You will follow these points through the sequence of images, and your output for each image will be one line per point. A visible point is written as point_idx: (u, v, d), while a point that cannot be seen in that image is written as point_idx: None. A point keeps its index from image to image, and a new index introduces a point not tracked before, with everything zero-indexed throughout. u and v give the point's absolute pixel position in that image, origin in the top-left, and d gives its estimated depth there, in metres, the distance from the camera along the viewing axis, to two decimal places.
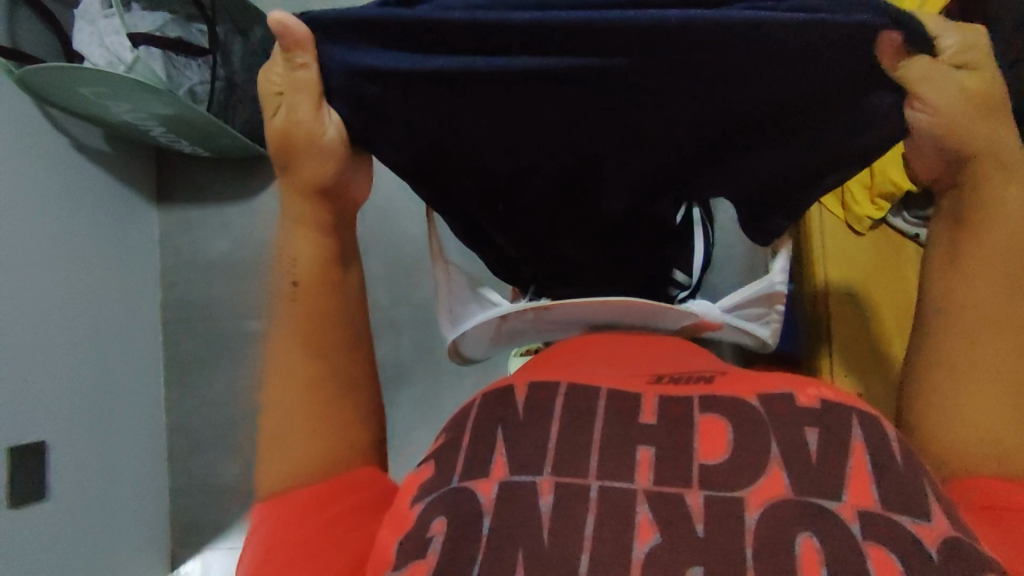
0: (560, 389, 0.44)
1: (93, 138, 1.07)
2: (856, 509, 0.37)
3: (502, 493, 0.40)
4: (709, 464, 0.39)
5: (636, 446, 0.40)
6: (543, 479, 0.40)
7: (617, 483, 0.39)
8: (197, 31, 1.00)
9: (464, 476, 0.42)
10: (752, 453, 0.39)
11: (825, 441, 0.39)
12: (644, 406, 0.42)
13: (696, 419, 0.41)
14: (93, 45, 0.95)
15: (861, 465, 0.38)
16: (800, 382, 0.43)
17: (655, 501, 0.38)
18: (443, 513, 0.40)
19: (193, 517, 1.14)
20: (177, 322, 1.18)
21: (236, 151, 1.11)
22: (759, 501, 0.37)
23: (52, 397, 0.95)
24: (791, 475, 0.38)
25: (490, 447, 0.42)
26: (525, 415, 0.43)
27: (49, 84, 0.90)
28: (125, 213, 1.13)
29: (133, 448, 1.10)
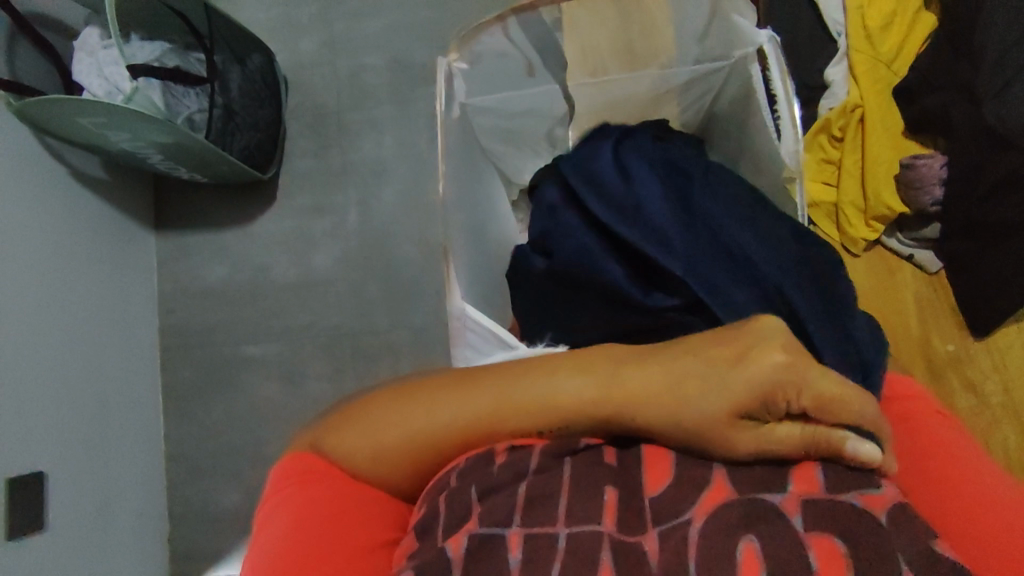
0: (528, 443, 0.44)
1: (93, 167, 1.08)
2: (800, 500, 0.37)
3: (473, 546, 0.38)
4: (655, 497, 0.39)
5: (603, 488, 0.39)
6: (512, 531, 0.38)
7: (585, 525, 0.37)
8: (195, 60, 1.02)
9: (445, 535, 0.40)
10: (696, 472, 0.40)
11: (763, 449, 0.41)
12: (605, 452, 0.43)
13: (643, 453, 0.42)
14: (93, 76, 0.97)
15: (807, 470, 0.40)
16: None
17: (616, 549, 0.36)
18: (418, 568, 0.39)
19: (192, 545, 1.13)
20: (175, 347, 1.17)
21: (233, 177, 1.12)
22: (703, 511, 0.37)
23: (50, 426, 0.94)
24: (734, 483, 0.39)
25: (467, 518, 0.40)
26: (502, 471, 0.42)
27: (46, 116, 0.91)
28: (124, 239, 1.13)
29: (132, 476, 1.09)
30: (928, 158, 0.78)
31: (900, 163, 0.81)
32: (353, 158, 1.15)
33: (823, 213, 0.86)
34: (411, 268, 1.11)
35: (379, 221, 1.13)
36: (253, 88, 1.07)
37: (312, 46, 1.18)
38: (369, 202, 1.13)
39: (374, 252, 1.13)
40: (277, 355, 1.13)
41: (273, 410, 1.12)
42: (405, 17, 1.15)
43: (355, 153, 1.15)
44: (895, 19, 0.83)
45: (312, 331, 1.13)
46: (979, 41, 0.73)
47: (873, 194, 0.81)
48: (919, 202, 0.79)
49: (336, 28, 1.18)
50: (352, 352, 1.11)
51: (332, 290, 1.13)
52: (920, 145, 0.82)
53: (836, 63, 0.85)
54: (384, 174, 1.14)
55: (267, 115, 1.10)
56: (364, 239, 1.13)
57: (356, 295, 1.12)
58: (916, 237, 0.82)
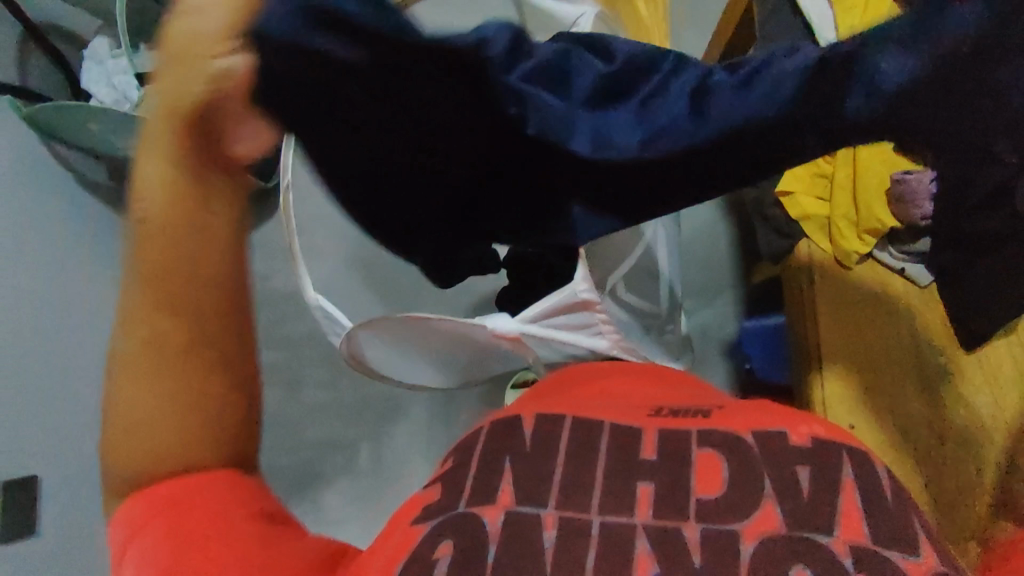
0: (566, 423, 0.47)
1: (97, 173, 1.09)
2: (847, 543, 0.38)
3: (508, 523, 0.41)
4: (705, 499, 0.41)
5: (637, 483, 0.42)
6: (547, 512, 0.41)
7: (617, 517, 0.41)
8: None
9: (471, 502, 0.43)
10: (746, 490, 0.41)
11: (816, 478, 0.41)
12: (644, 443, 0.45)
13: (693, 456, 0.43)
14: (102, 85, 0.99)
15: (851, 503, 0.40)
16: (791, 420, 0.45)
17: (654, 535, 0.40)
18: (450, 535, 0.41)
19: None
20: None
21: None
22: (753, 534, 0.39)
23: (46, 428, 0.94)
24: (785, 512, 0.40)
25: (498, 475, 0.44)
26: (533, 447, 0.45)
27: (55, 121, 0.93)
28: None
29: None
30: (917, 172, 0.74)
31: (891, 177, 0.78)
32: None
33: (816, 227, 0.83)
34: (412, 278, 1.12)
35: None
36: None
37: None
38: None
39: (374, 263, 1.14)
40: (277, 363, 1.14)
41: None
42: None
43: None
44: None
45: (314, 341, 1.13)
46: None
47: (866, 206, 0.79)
48: (912, 215, 0.75)
49: None
50: None
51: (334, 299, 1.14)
52: None
53: None
54: None
55: None
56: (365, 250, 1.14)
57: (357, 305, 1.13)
58: (907, 250, 0.79)
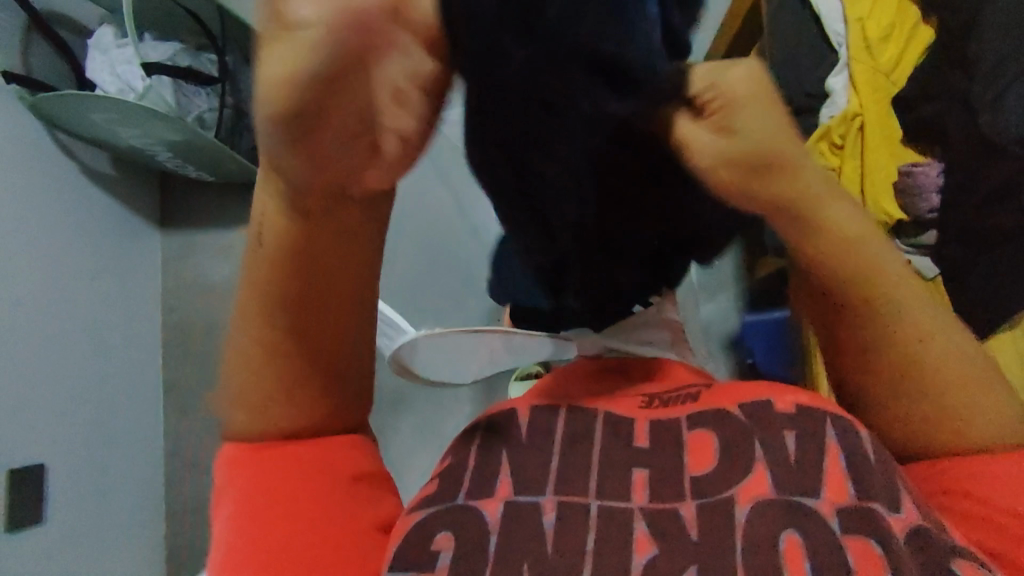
0: (560, 413, 0.46)
1: (101, 162, 1.09)
2: (835, 506, 0.39)
3: (509, 513, 0.41)
4: (697, 476, 0.42)
5: (632, 468, 0.43)
6: (546, 497, 0.42)
7: (617, 501, 0.41)
8: (207, 60, 1.03)
9: (470, 494, 0.43)
10: (736, 460, 0.42)
11: (803, 442, 0.41)
12: (636, 431, 0.45)
13: (685, 438, 0.43)
14: (106, 74, 0.99)
15: (838, 467, 0.40)
16: (778, 389, 0.45)
17: (651, 516, 0.40)
18: (446, 527, 0.41)
19: (191, 541, 1.13)
20: (178, 344, 1.18)
21: (241, 176, 1.13)
22: (747, 497, 0.40)
23: (51, 418, 0.94)
24: (775, 476, 0.40)
25: (495, 470, 0.44)
26: (530, 437, 0.45)
27: (58, 110, 0.93)
28: (130, 235, 1.14)
29: (128, 469, 1.09)
30: (925, 166, 0.81)
31: (899, 171, 0.83)
32: None
33: None
34: None
35: None
36: None
37: None
38: None
39: None
40: None
41: None
42: None
43: None
44: (893, 31, 0.86)
45: None
46: (975, 53, 0.74)
47: (873, 200, 0.84)
48: (918, 209, 0.81)
49: None
50: None
51: None
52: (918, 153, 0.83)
53: (837, 74, 0.88)
54: None
55: None
56: None
57: None
58: (913, 243, 0.83)
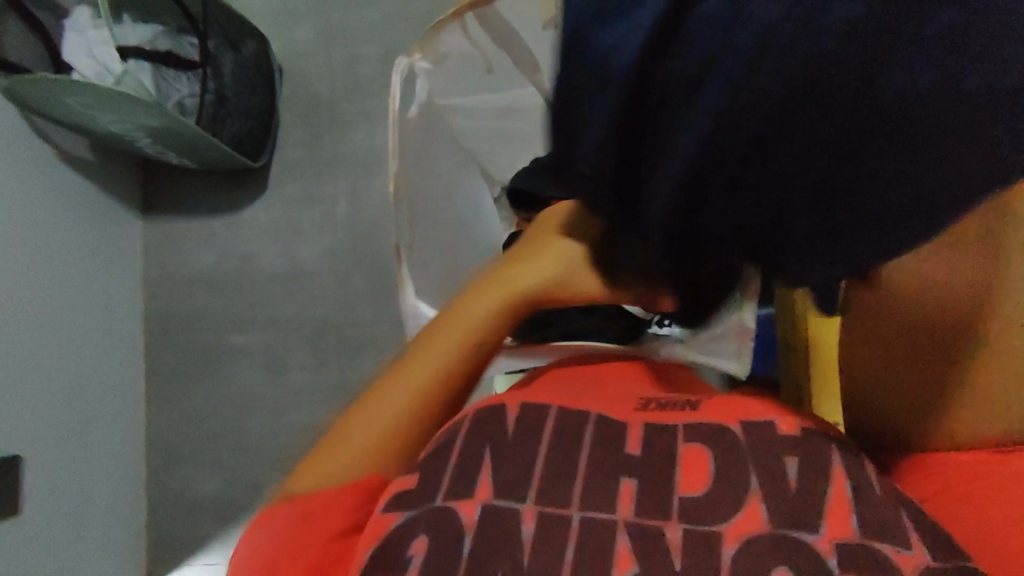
0: (550, 411, 0.45)
1: (80, 147, 1.06)
2: (834, 541, 0.38)
3: (487, 515, 0.40)
4: (688, 497, 0.40)
5: (620, 478, 0.41)
6: (527, 507, 0.40)
7: (598, 513, 0.40)
8: (189, 44, 1.00)
9: (449, 495, 0.41)
10: (731, 485, 0.40)
11: (805, 470, 0.40)
12: (630, 436, 0.44)
13: (678, 451, 0.42)
14: (82, 55, 0.96)
15: (842, 493, 0.39)
16: (782, 409, 0.44)
17: (635, 533, 0.39)
18: (425, 531, 0.40)
19: (170, 533, 1.12)
20: (160, 334, 1.16)
21: (225, 163, 1.11)
22: (735, 536, 0.38)
23: (27, 407, 0.93)
24: (769, 508, 0.39)
25: (477, 467, 0.42)
26: (516, 435, 0.44)
27: (32, 95, 0.90)
28: (110, 222, 1.12)
29: (106, 461, 1.07)
30: None
31: None
32: (346, 149, 1.14)
33: None
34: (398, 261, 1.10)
35: (367, 214, 1.12)
36: (246, 74, 1.06)
37: (307, 35, 1.16)
38: (360, 193, 1.12)
39: (361, 245, 1.12)
40: (262, 346, 1.12)
41: (257, 399, 1.11)
42: (404, 9, 1.14)
43: (348, 144, 1.14)
44: None
45: (298, 323, 1.12)
46: None
47: None
48: None
49: (333, 17, 1.16)
50: (336, 342, 1.10)
51: (321, 281, 1.12)
52: None
53: None
54: (376, 167, 1.12)
55: (258, 103, 1.09)
56: (352, 231, 1.12)
57: (343, 288, 1.11)
58: None
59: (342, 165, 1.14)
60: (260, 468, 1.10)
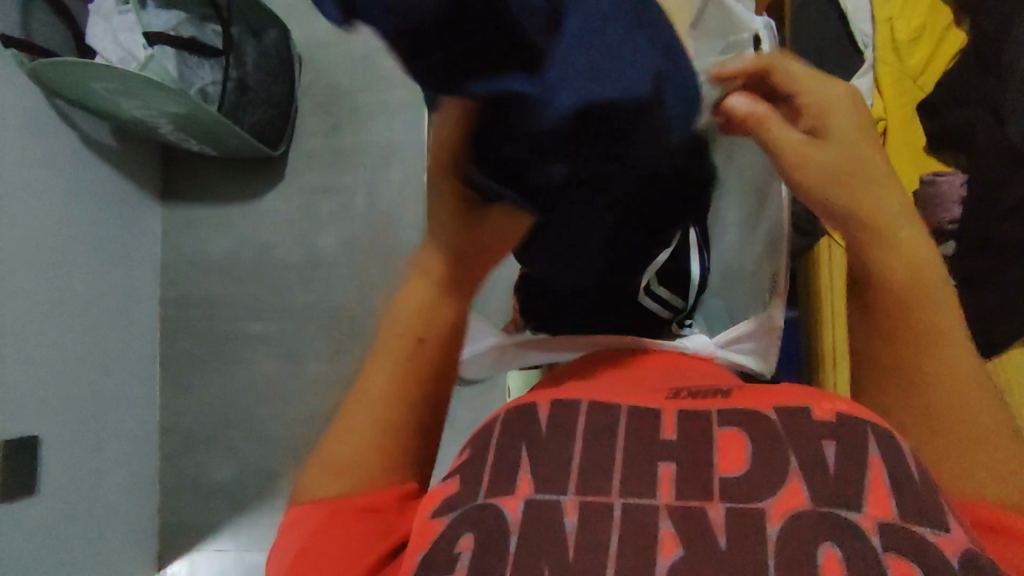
0: (582, 407, 0.45)
1: (102, 133, 1.07)
2: (876, 520, 0.37)
3: (529, 510, 0.40)
4: (727, 477, 0.39)
5: (657, 462, 0.41)
6: (567, 498, 0.40)
7: (639, 499, 0.39)
8: (212, 31, 0.99)
9: (490, 493, 0.42)
10: (771, 467, 0.39)
11: (843, 454, 0.39)
12: (664, 423, 0.43)
13: (715, 433, 0.42)
14: (107, 41, 0.96)
15: (880, 476, 0.38)
16: (815, 397, 0.43)
17: (677, 514, 0.38)
18: (470, 529, 0.40)
19: (185, 519, 1.13)
20: (177, 320, 1.17)
21: (245, 151, 1.11)
22: (780, 512, 0.37)
23: (46, 388, 0.94)
24: (811, 486, 0.38)
25: (515, 466, 0.43)
26: (549, 432, 0.44)
27: (59, 78, 0.90)
28: (131, 208, 1.13)
29: (122, 446, 1.08)
30: (950, 175, 0.80)
31: (921, 180, 0.83)
32: (365, 139, 1.14)
33: None
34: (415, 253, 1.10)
35: (386, 205, 1.12)
36: (268, 62, 1.06)
37: (328, 26, 1.17)
38: (378, 184, 1.13)
39: (379, 235, 1.12)
40: (278, 334, 1.13)
41: (271, 387, 1.12)
42: None
43: (367, 135, 1.14)
44: (923, 35, 0.85)
45: (314, 312, 1.12)
46: (1009, 57, 0.73)
47: None
48: (938, 218, 0.80)
49: None
50: (353, 332, 1.11)
51: (338, 271, 1.12)
52: (942, 161, 0.84)
53: None
54: (396, 157, 1.13)
55: (280, 92, 1.09)
56: (370, 221, 1.12)
57: (360, 278, 1.12)
58: None
59: (361, 157, 1.14)
60: (273, 455, 1.11)
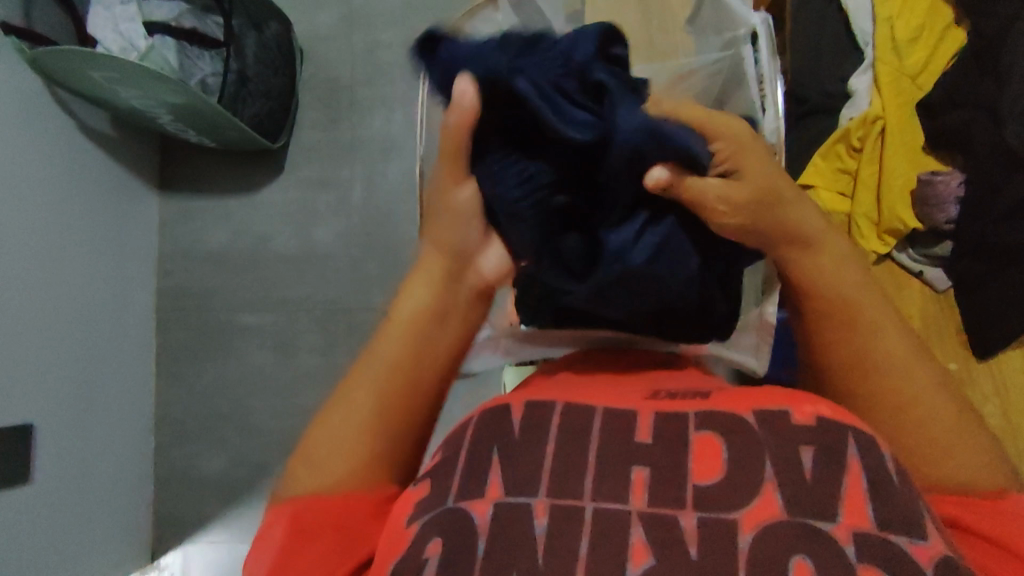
0: (556, 409, 0.44)
1: (101, 121, 1.07)
2: (849, 529, 0.37)
3: (497, 517, 0.40)
4: (702, 485, 0.39)
5: (632, 466, 0.40)
6: (538, 500, 0.40)
7: (611, 503, 0.39)
8: (213, 23, 1.00)
9: (459, 496, 0.42)
10: (747, 473, 0.39)
11: (821, 460, 0.39)
12: (639, 425, 0.42)
13: (691, 437, 0.41)
14: (107, 30, 0.96)
15: (856, 483, 0.38)
16: (796, 400, 0.43)
17: (649, 522, 0.38)
18: (437, 533, 0.40)
19: (175, 510, 1.13)
20: (172, 310, 1.17)
21: (243, 143, 1.11)
22: (753, 522, 0.37)
23: (40, 378, 0.93)
24: (785, 493, 0.38)
25: (486, 467, 0.42)
26: (521, 435, 0.43)
27: (58, 65, 0.89)
28: (128, 197, 1.12)
29: (115, 436, 1.08)
30: (946, 175, 0.80)
31: (917, 179, 0.83)
32: (364, 134, 1.14)
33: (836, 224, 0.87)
34: (411, 248, 1.10)
35: (383, 200, 1.12)
36: (269, 55, 1.05)
37: (329, 19, 1.16)
38: (375, 179, 1.12)
39: (376, 230, 1.12)
40: (272, 326, 1.13)
41: (265, 380, 1.12)
42: None
43: (366, 130, 1.14)
44: (922, 34, 0.85)
45: (309, 306, 1.12)
46: (1007, 60, 0.75)
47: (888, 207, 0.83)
48: (935, 219, 0.81)
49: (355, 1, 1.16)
50: (347, 326, 1.11)
51: (333, 265, 1.12)
52: (938, 160, 0.84)
53: (860, 75, 0.87)
54: (394, 152, 1.12)
55: (280, 84, 1.09)
56: (367, 215, 1.12)
57: (355, 272, 1.11)
58: (926, 254, 0.84)
59: (359, 151, 1.14)
60: (265, 448, 1.11)
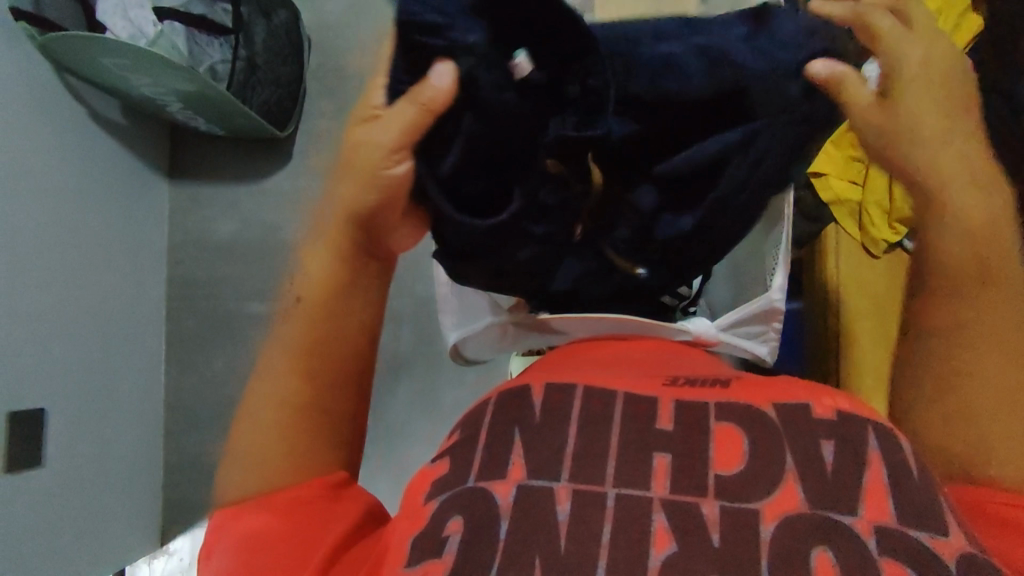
0: (577, 392, 0.44)
1: (111, 109, 1.07)
2: (871, 524, 0.37)
3: (520, 497, 0.40)
4: (723, 474, 0.39)
5: (653, 454, 0.41)
6: (561, 486, 0.40)
7: (633, 489, 0.39)
8: (222, 10, 0.99)
9: (481, 476, 0.42)
10: (766, 462, 0.39)
11: (842, 454, 0.39)
12: (660, 412, 0.43)
13: (711, 427, 0.41)
14: (116, 17, 0.95)
15: (877, 479, 0.38)
16: (815, 392, 0.43)
17: (671, 510, 0.38)
18: (459, 511, 0.41)
19: (188, 495, 1.14)
20: (183, 298, 1.17)
21: (252, 131, 1.11)
22: (775, 513, 0.38)
23: (53, 364, 0.94)
24: (806, 486, 0.38)
25: (508, 448, 0.43)
26: (542, 417, 0.44)
27: (69, 52, 0.90)
28: (138, 184, 1.13)
29: (127, 422, 1.09)
30: None
31: None
32: None
33: (846, 212, 0.80)
34: None
35: None
36: (279, 43, 1.05)
37: (338, 7, 1.16)
38: None
39: None
40: None
41: None
42: None
43: None
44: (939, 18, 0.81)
45: None
46: None
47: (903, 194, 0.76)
48: None
49: None
50: None
51: None
52: None
53: None
54: None
55: (289, 72, 1.09)
56: None
57: None
58: None
59: None
60: None
